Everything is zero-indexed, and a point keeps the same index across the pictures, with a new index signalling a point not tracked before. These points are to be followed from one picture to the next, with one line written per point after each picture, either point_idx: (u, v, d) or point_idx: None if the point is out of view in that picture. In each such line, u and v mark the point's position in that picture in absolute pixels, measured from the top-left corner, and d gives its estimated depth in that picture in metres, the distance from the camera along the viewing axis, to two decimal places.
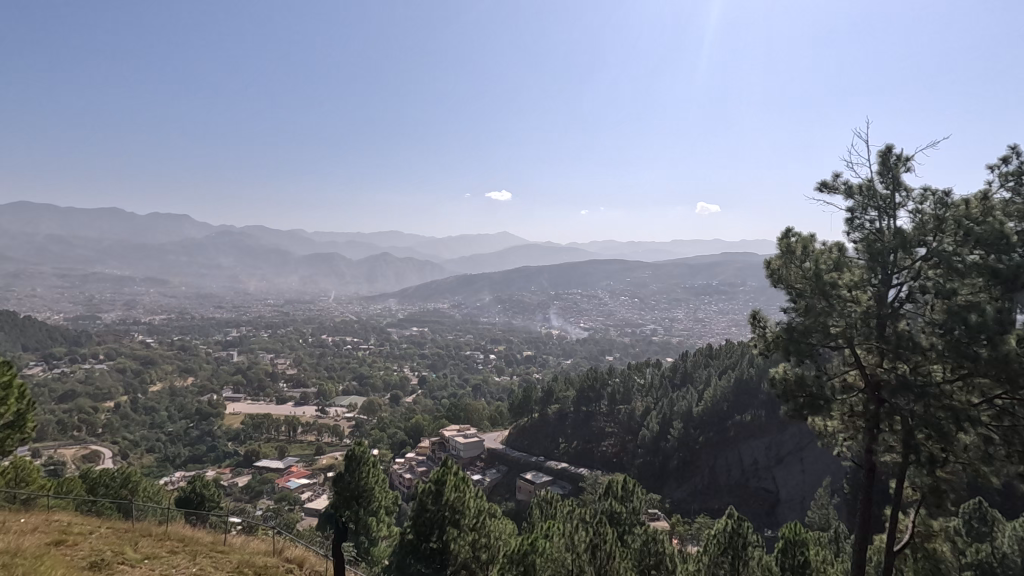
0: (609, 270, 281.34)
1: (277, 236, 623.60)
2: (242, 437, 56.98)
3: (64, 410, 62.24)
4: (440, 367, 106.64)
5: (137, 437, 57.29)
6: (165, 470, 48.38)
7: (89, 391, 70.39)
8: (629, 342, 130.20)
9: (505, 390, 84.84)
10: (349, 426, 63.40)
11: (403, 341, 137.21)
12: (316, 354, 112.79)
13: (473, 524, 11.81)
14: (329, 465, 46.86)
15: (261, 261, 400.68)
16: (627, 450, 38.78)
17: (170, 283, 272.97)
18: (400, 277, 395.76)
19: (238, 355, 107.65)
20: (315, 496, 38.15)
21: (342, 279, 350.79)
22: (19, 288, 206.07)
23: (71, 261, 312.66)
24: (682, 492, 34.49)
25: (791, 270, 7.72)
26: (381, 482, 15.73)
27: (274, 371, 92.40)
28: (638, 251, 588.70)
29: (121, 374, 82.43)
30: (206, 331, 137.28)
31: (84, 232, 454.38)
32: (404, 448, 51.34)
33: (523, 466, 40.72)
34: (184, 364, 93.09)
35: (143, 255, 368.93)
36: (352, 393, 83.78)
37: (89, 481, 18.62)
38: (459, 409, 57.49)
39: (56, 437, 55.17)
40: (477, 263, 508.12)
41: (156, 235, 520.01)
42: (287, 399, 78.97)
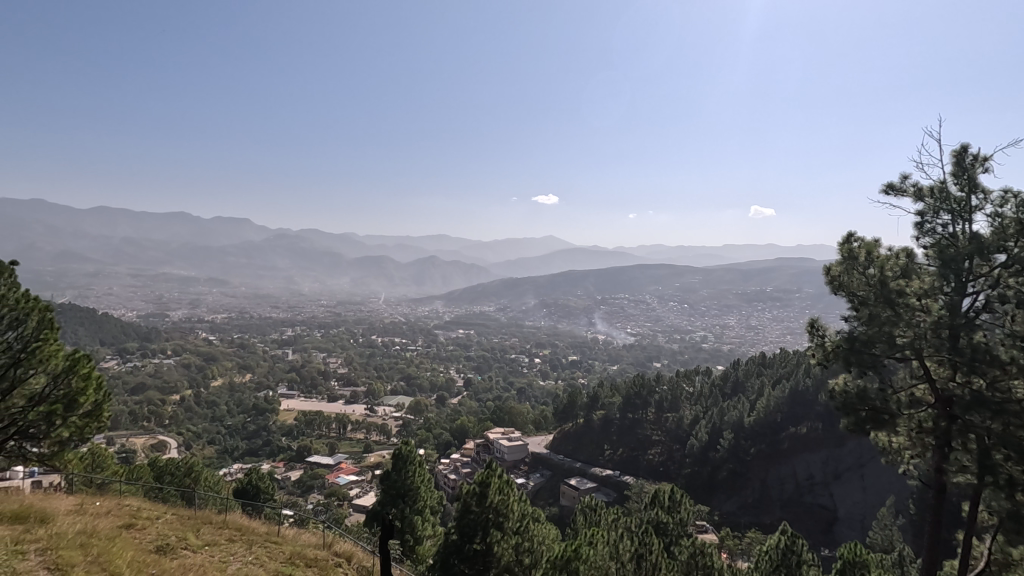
0: (657, 275, 276.10)
1: (330, 238, 644.46)
2: (296, 432, 59.24)
3: (136, 401, 66.40)
4: (485, 369, 107.56)
5: (199, 429, 60.48)
6: (224, 462, 50.75)
7: (158, 385, 74.82)
8: (678, 349, 127.31)
9: (549, 394, 84.88)
10: (396, 425, 64.76)
11: (450, 343, 139.03)
12: (366, 354, 115.83)
13: (516, 528, 11.82)
14: (377, 464, 47.96)
15: (315, 263, 415.26)
16: (674, 460, 37.96)
17: (231, 283, 286.46)
18: (447, 280, 401.09)
19: (292, 354, 111.95)
20: (363, 493, 39.11)
21: (390, 282, 358.92)
22: (98, 286, 221.44)
23: (143, 262, 333.81)
24: (731, 505, 33.21)
25: (853, 278, 7.39)
26: (426, 482, 16.07)
27: (326, 370, 95.47)
28: (687, 258, 574.42)
29: (187, 369, 87.27)
30: (264, 330, 143.47)
31: (154, 235, 483.47)
32: (449, 448, 52.19)
33: (567, 471, 40.51)
34: (243, 361, 97.59)
35: (207, 257, 389.26)
36: (400, 393, 85.71)
37: (157, 469, 19.79)
38: (504, 411, 57.70)
39: (128, 427, 58.98)
40: (523, 266, 509.01)
41: (219, 238, 547.62)
42: (338, 396, 81.37)
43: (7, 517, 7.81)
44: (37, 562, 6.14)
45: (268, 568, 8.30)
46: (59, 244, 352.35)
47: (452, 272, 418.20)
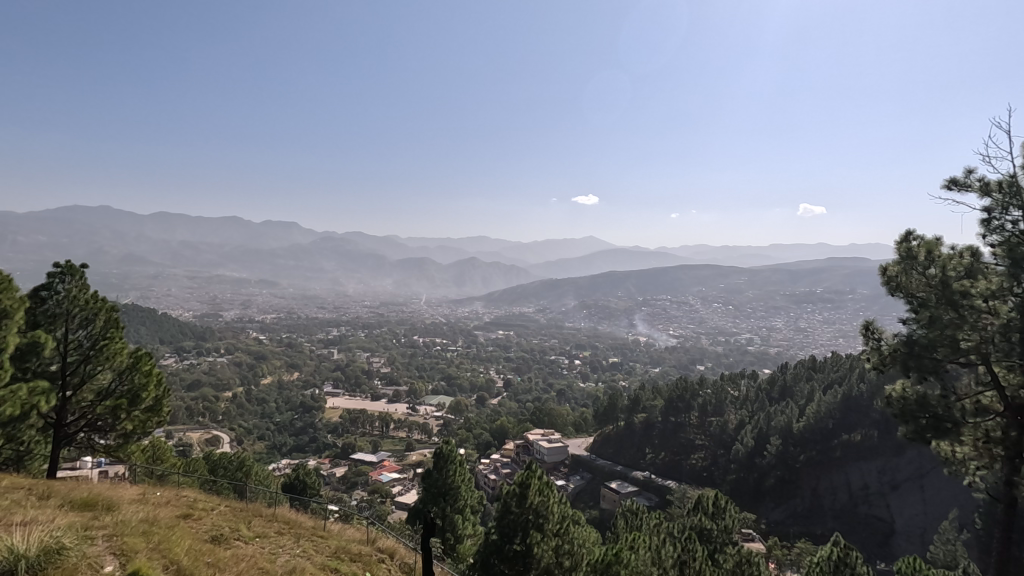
0: (700, 275, 269.84)
1: (374, 241, 659.37)
2: (340, 429, 60.90)
3: (192, 397, 69.66)
4: (525, 370, 107.65)
5: (250, 425, 62.94)
6: (274, 458, 52.66)
7: (212, 381, 78.25)
8: (722, 352, 124.04)
9: (590, 396, 84.27)
10: (437, 424, 65.65)
11: (490, 344, 140.04)
12: (408, 354, 117.92)
13: (556, 530, 11.78)
14: (419, 462, 48.74)
15: (358, 265, 425.75)
16: (719, 465, 36.95)
17: (280, 284, 296.83)
18: (487, 281, 403.62)
19: (337, 353, 115.06)
20: (405, 490, 39.86)
21: (431, 283, 364.25)
22: (158, 288, 233.54)
23: (199, 265, 350.44)
24: (780, 513, 32.03)
25: (912, 279, 7.05)
26: (467, 481, 16.22)
27: (369, 370, 97.69)
28: (731, 258, 559.51)
29: (239, 367, 90.96)
30: (311, 329, 148.11)
31: (209, 239, 506.90)
32: (489, 449, 52.58)
33: (608, 474, 40.05)
34: (291, 360, 101.00)
35: (257, 259, 404.88)
36: (441, 393, 86.87)
37: (211, 463, 20.74)
38: (543, 413, 57.68)
39: (185, 421, 62.00)
40: (563, 267, 507.24)
41: (268, 241, 568.73)
42: (380, 395, 83.18)
43: (78, 504, 8.35)
44: (105, 547, 6.53)
45: (314, 560, 8.53)
46: (122, 248, 373.95)
47: (491, 273, 420.85)
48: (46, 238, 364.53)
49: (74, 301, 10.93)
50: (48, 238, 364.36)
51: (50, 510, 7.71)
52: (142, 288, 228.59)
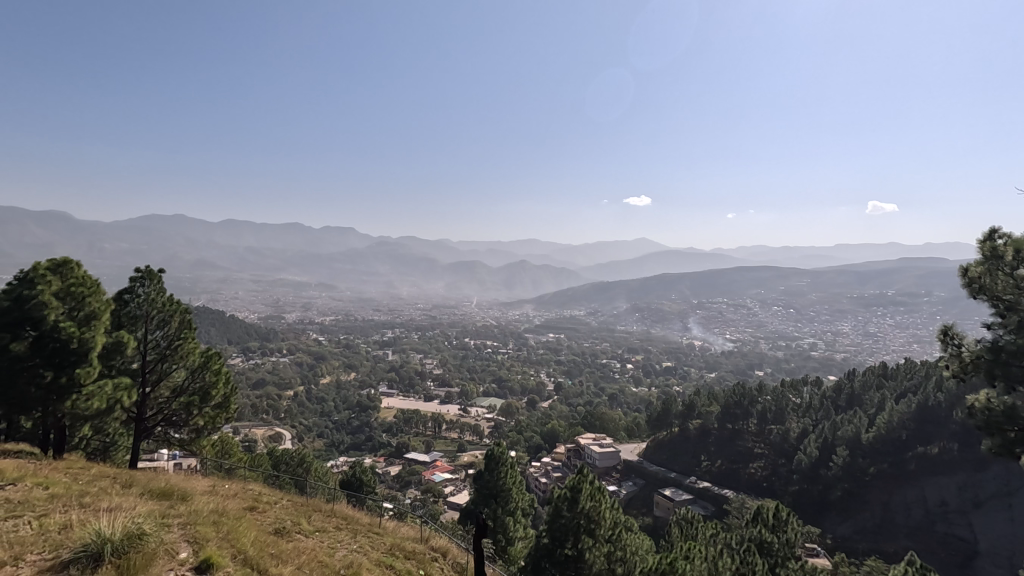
0: (758, 277, 260.04)
1: (426, 244, 673.01)
2: (395, 429, 62.42)
3: (257, 395, 73.19)
4: (576, 374, 106.92)
5: (310, 423, 65.48)
6: (332, 455, 54.53)
7: (276, 380, 81.97)
8: (783, 357, 118.94)
9: (642, 401, 82.72)
10: (489, 426, 66.12)
11: (540, 347, 139.84)
12: (460, 356, 119.46)
13: (608, 536, 11.62)
14: (470, 463, 49.28)
15: (411, 269, 435.91)
16: (780, 475, 35.35)
17: (338, 288, 307.70)
18: (537, 284, 403.80)
19: (392, 355, 118.15)
20: (457, 490, 40.39)
21: (482, 287, 368.03)
22: (227, 291, 247.28)
23: (263, 270, 368.86)
24: (847, 528, 30.19)
25: (997, 280, 6.50)
26: (517, 483, 16.30)
27: (422, 371, 99.65)
28: (792, 258, 536.02)
29: (300, 367, 94.86)
30: (367, 331, 152.64)
31: (272, 244, 532.11)
32: (540, 452, 52.47)
33: (661, 482, 39.20)
34: (348, 360, 104.46)
35: (316, 264, 421.91)
36: (492, 394, 87.52)
37: (274, 458, 21.76)
38: (595, 417, 57.06)
39: (251, 418, 65.30)
40: (614, 270, 501.00)
41: (327, 245, 591.19)
42: (433, 396, 84.63)
43: (156, 493, 8.93)
44: (180, 534, 6.97)
45: (371, 556, 8.78)
46: (195, 254, 398.35)
47: (541, 276, 420.82)
48: (129, 245, 393.72)
49: (153, 304, 11.72)
50: (131, 246, 393.65)
51: (133, 497, 8.33)
52: (212, 291, 242.75)
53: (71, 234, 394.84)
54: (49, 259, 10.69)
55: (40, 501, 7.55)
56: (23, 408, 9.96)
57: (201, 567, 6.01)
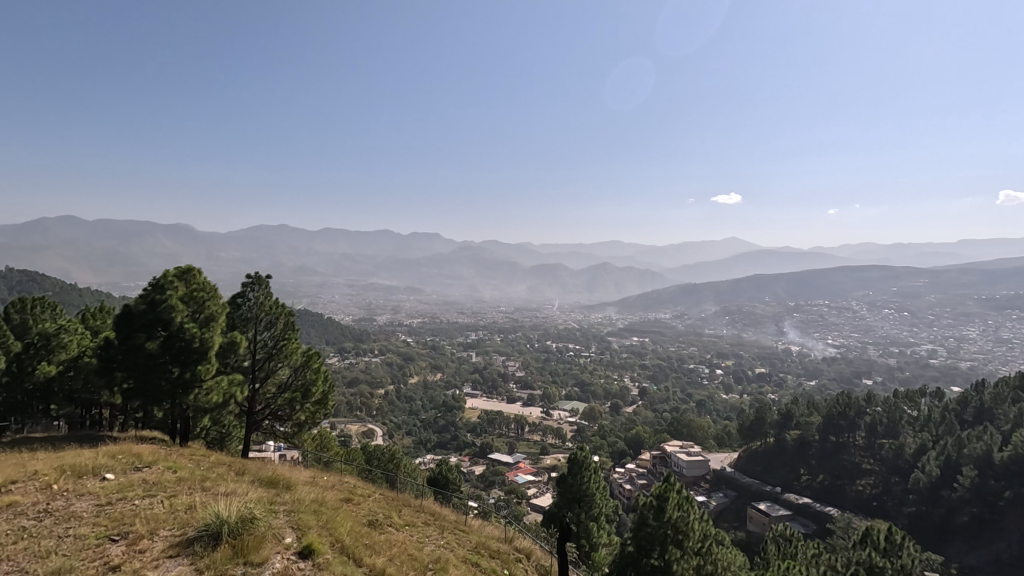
0: (866, 277, 238.72)
1: (508, 248, 681.95)
2: (479, 429, 63.68)
3: (352, 393, 77.68)
4: (662, 379, 103.59)
5: (400, 421, 68.41)
6: (420, 452, 56.67)
7: (368, 379, 86.50)
8: (896, 365, 108.15)
9: (734, 408, 78.44)
10: (571, 430, 65.71)
11: (624, 351, 136.75)
12: (542, 359, 119.72)
13: (698, 549, 11.20)
14: (553, 466, 49.28)
15: (494, 273, 443.54)
16: (893, 495, 32.30)
17: (424, 291, 319.48)
18: (620, 286, 396.37)
19: (476, 357, 120.69)
20: (540, 492, 40.52)
21: (564, 289, 367.11)
22: (325, 295, 264.90)
23: (357, 275, 391.21)
24: (976, 558, 26.93)
25: None
26: (601, 489, 16.09)
27: (505, 373, 100.88)
28: (905, 256, 487.06)
29: (390, 367, 99.44)
30: (452, 333, 157.13)
31: (364, 251, 562.90)
32: (624, 458, 51.38)
33: (755, 495, 37.11)
34: (434, 361, 108.12)
35: (405, 268, 440.88)
36: (575, 398, 86.86)
37: (367, 453, 22.99)
38: (682, 424, 54.95)
39: (346, 415, 69.46)
40: (702, 271, 480.84)
41: (414, 250, 615.77)
42: (516, 398, 85.43)
43: (265, 482, 9.72)
44: (286, 521, 7.52)
45: (457, 552, 9.03)
46: (296, 261, 430.49)
47: (624, 279, 412.69)
48: (242, 254, 433.03)
49: (262, 307, 12.78)
50: (242, 254, 432.09)
51: (245, 485, 9.10)
52: (312, 294, 260.86)
53: (194, 245, 440.62)
54: (176, 266, 12.01)
55: (170, 482, 8.51)
56: (156, 400, 11.25)
57: (304, 552, 6.44)
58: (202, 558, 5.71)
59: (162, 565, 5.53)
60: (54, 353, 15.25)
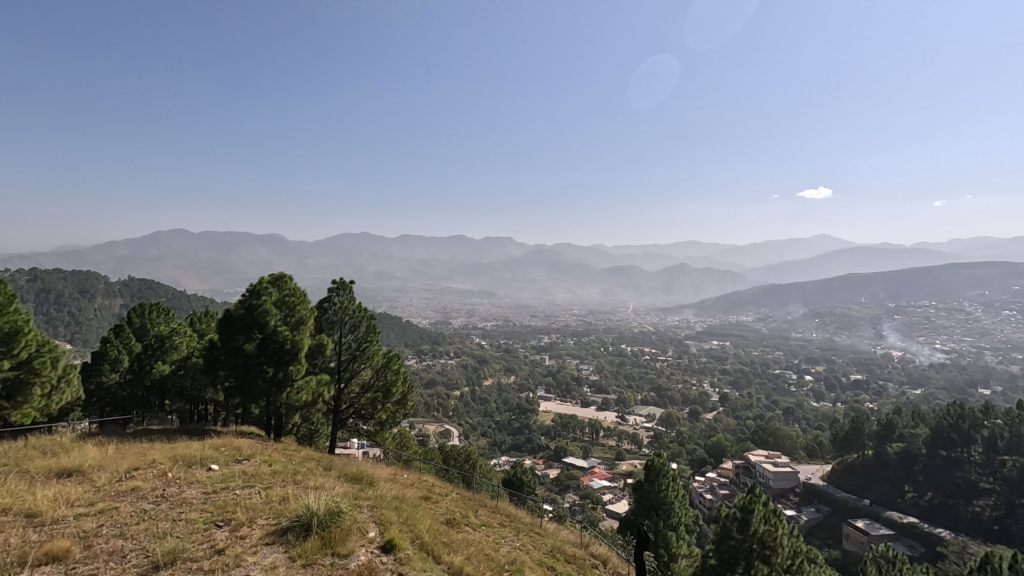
0: (981, 275, 215.10)
1: (580, 250, 676.86)
2: (553, 432, 63.56)
3: (430, 394, 80.14)
4: (744, 385, 98.55)
5: (475, 423, 69.71)
6: (494, 453, 57.48)
7: (445, 381, 88.92)
8: (1019, 373, 96.62)
9: (826, 417, 73.16)
10: (648, 436, 63.94)
11: (703, 355, 131.37)
12: (616, 363, 117.72)
13: (787, 567, 10.61)
14: (629, 472, 48.26)
15: (566, 276, 441.90)
16: (1018, 518, 28.91)
17: (498, 295, 324.13)
18: (697, 287, 382.17)
19: (549, 360, 120.69)
20: (616, 499, 39.79)
21: (639, 292, 359.24)
22: (403, 299, 275.43)
23: (433, 279, 403.56)
24: None
25: None
26: (680, 498, 15.56)
27: (579, 377, 100.07)
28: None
29: (465, 369, 101.65)
30: (525, 336, 158.26)
31: (440, 256, 580.48)
32: (704, 466, 49.40)
33: (852, 511, 34.47)
34: (508, 364, 109.27)
35: (478, 272, 449.28)
36: (651, 403, 84.59)
37: (445, 453, 23.61)
38: (768, 433, 51.96)
39: (424, 415, 71.79)
40: (788, 271, 453.56)
41: (487, 255, 626.78)
42: (590, 403, 84.41)
43: (350, 477, 10.26)
44: (369, 516, 7.88)
45: (533, 555, 9.03)
46: (377, 266, 450.88)
47: (702, 280, 397.69)
48: (327, 261, 459.11)
49: (346, 311, 13.50)
50: (328, 261, 458.58)
51: (333, 479, 9.63)
52: (392, 299, 271.98)
53: (285, 253, 472.29)
54: (269, 273, 12.93)
55: (266, 475, 9.16)
56: (254, 397, 12.12)
57: (387, 547, 6.71)
58: (295, 546, 6.08)
59: (259, 551, 5.93)
60: (166, 353, 16.83)
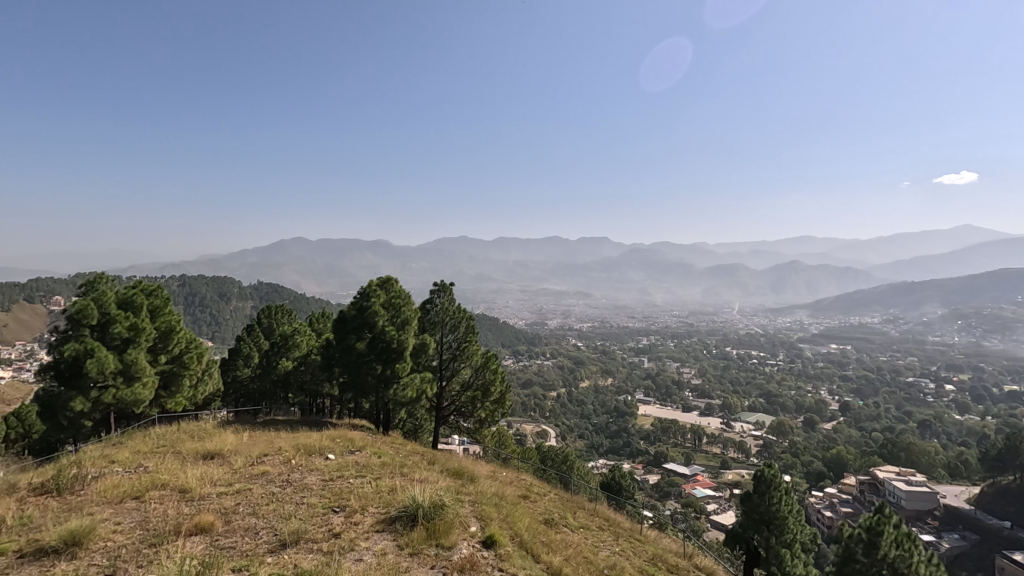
0: None
1: (681, 249, 650.63)
2: (653, 437, 61.71)
3: (527, 395, 81.25)
4: (869, 393, 89.23)
5: (571, 424, 69.47)
6: (592, 455, 56.94)
7: (541, 381, 89.57)
8: None
9: (973, 432, 64.17)
10: (756, 445, 59.95)
11: (819, 359, 120.76)
12: (721, 366, 111.67)
13: None
14: (736, 482, 45.57)
15: (665, 275, 427.20)
16: None
17: (594, 296, 321.14)
18: (813, 286, 352.39)
19: (648, 362, 117.37)
20: (721, 509, 37.78)
21: (745, 291, 338.55)
22: (500, 300, 281.48)
23: (528, 280, 408.38)
24: None
25: None
26: (795, 513, 14.51)
27: (680, 380, 96.22)
28: None
29: (562, 370, 101.67)
30: (623, 338, 155.11)
31: (535, 257, 585.84)
32: (822, 480, 45.41)
33: (1008, 542, 29.96)
34: (605, 366, 107.67)
35: (573, 273, 447.80)
36: (760, 410, 79.30)
37: (542, 453, 23.84)
38: (899, 447, 46.68)
39: (521, 415, 72.85)
40: (922, 267, 404.22)
41: (582, 256, 623.02)
42: (691, 408, 80.94)
43: (453, 472, 10.67)
44: (470, 510, 8.15)
45: (634, 561, 8.84)
46: (474, 270, 464.22)
47: (817, 278, 366.46)
48: (429, 265, 480.94)
49: (447, 312, 14.06)
50: (430, 265, 480.46)
51: (437, 474, 10.06)
52: (490, 300, 278.66)
53: (390, 258, 501.83)
54: (377, 277, 13.81)
55: (376, 466, 9.77)
56: (364, 392, 12.98)
57: (487, 542, 6.89)
58: (403, 535, 6.43)
59: (371, 537, 6.34)
60: (289, 350, 18.57)
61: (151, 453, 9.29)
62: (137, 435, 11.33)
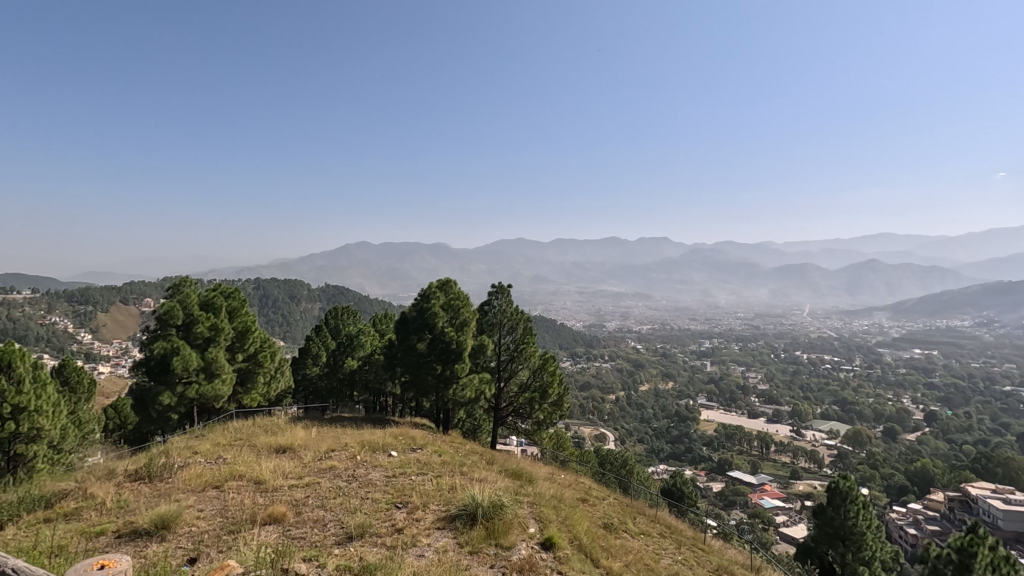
0: None
1: (746, 249, 624.53)
2: (716, 443, 59.60)
3: (585, 397, 80.53)
4: (959, 403, 82.27)
5: (631, 428, 68.26)
6: (652, 460, 55.72)
7: (599, 384, 88.53)
8: None
9: None
10: (830, 455, 56.66)
11: (900, 365, 112.66)
12: (790, 371, 106.37)
13: None
14: (807, 493, 43.27)
15: (728, 275, 411.90)
16: None
17: (653, 296, 314.28)
18: (893, 286, 329.05)
19: (711, 366, 113.45)
20: (791, 521, 35.97)
21: (816, 292, 320.67)
22: (558, 301, 280.41)
23: (586, 282, 404.80)
24: None
25: None
26: (875, 528, 13.58)
27: (745, 385, 92.41)
28: None
29: (620, 373, 100.11)
30: (684, 340, 150.72)
31: (592, 258, 579.91)
32: (905, 495, 42.37)
33: None
34: (666, 369, 105.09)
35: (632, 274, 439.78)
36: (833, 419, 74.94)
37: (601, 457, 23.50)
38: (994, 463, 42.78)
39: (579, 418, 72.30)
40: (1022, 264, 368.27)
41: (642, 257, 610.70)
42: (758, 414, 77.58)
43: (512, 473, 10.71)
44: (529, 512, 8.16)
45: (696, 571, 8.58)
46: (531, 271, 465.14)
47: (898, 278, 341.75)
48: (486, 267, 486.38)
49: (505, 314, 14.14)
50: (487, 267, 486.19)
51: (495, 474, 10.13)
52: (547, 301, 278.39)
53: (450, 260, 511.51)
54: (437, 280, 14.16)
55: (436, 464, 9.98)
56: (424, 391, 13.33)
57: (547, 543, 6.87)
58: (463, 534, 6.53)
59: (432, 534, 6.49)
60: (354, 349, 19.31)
61: (230, 445, 9.90)
62: (217, 428, 12.09)
